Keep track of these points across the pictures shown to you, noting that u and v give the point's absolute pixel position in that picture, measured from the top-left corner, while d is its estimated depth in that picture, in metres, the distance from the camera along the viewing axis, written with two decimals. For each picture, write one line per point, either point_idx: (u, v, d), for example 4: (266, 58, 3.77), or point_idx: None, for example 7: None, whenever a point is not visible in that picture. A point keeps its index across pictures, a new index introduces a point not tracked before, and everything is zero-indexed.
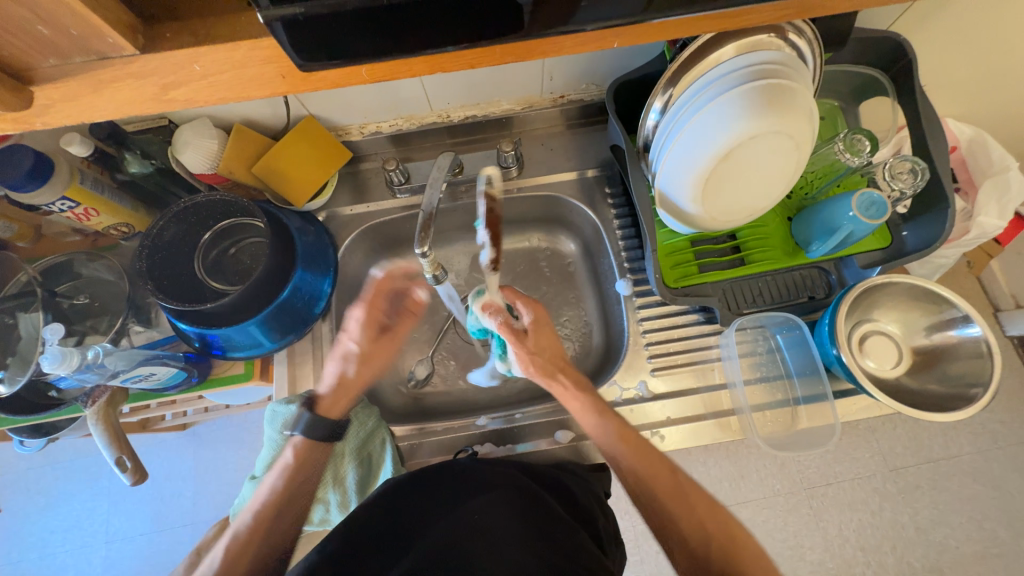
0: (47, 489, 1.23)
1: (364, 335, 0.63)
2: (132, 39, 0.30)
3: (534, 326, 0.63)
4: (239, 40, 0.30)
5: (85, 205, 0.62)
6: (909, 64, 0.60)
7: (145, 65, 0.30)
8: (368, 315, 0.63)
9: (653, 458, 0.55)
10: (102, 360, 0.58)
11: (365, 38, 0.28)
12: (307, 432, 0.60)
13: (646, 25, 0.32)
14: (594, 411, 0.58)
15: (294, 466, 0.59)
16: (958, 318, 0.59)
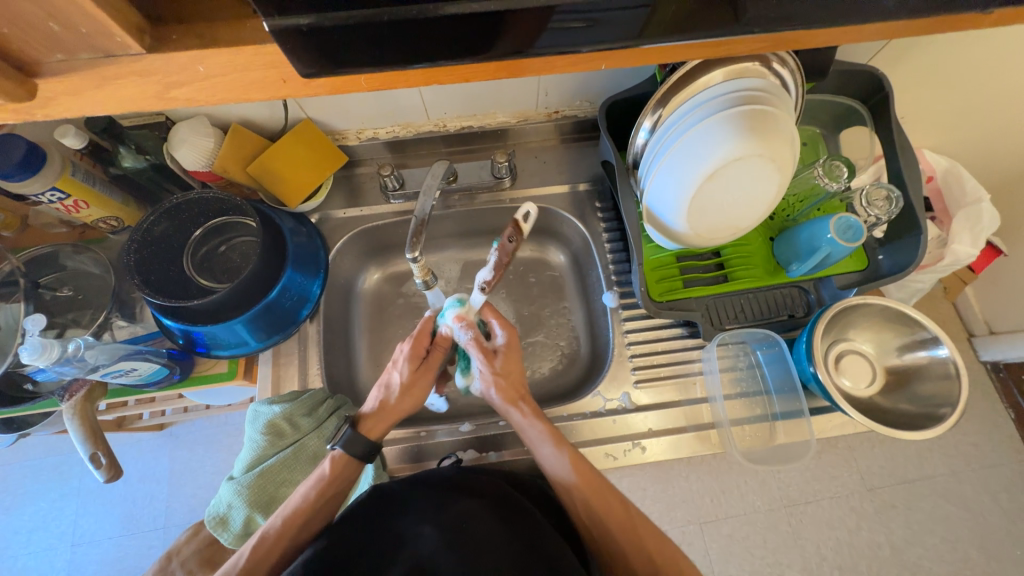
0: (14, 488, 1.19)
1: (410, 363, 0.62)
2: (139, 38, 0.30)
3: (503, 350, 0.63)
4: (243, 44, 0.31)
5: (75, 198, 0.61)
6: (885, 96, 0.63)
7: (149, 64, 0.31)
8: (414, 347, 0.62)
9: (607, 492, 0.55)
10: (83, 354, 0.57)
11: (365, 47, 0.30)
12: (346, 448, 0.57)
13: (636, 49, 0.34)
14: (553, 444, 0.57)
15: (329, 482, 0.56)
16: (928, 340, 0.62)
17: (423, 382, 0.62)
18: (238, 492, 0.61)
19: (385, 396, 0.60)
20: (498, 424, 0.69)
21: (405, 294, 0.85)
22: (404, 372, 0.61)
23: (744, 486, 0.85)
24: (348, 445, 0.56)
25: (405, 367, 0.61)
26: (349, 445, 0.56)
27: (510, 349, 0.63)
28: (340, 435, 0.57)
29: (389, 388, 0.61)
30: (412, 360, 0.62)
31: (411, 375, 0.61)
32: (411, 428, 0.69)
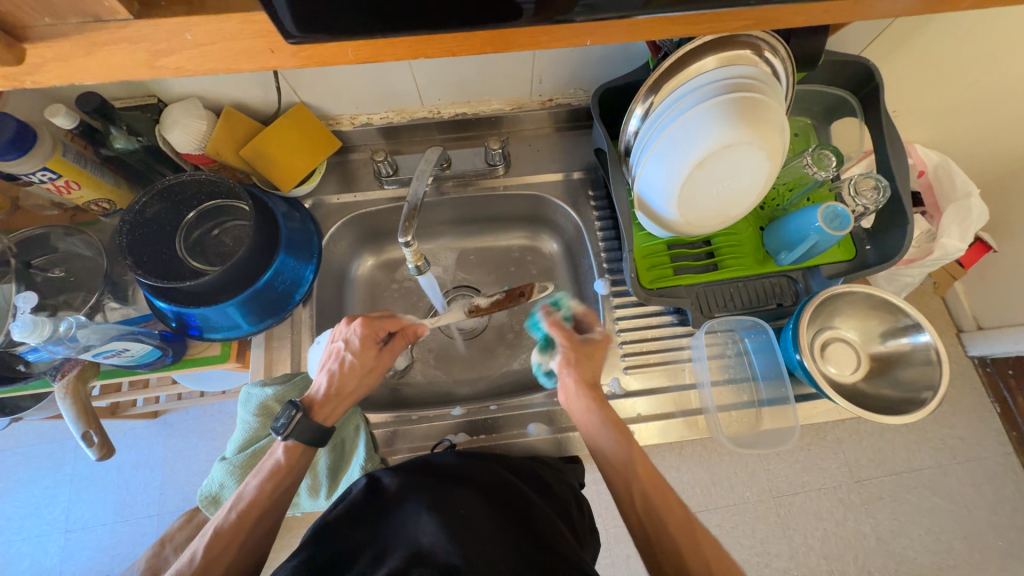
0: (7, 475, 1.20)
1: (365, 348, 0.60)
2: (127, 5, 0.30)
3: (598, 341, 0.63)
4: (230, 13, 0.31)
5: (66, 178, 0.61)
6: (875, 87, 0.63)
7: (136, 30, 0.31)
8: (369, 331, 0.60)
9: (664, 486, 0.52)
10: (74, 334, 0.57)
11: (352, 16, 0.30)
12: (299, 436, 0.56)
13: (621, 23, 0.34)
14: (616, 431, 0.56)
15: (285, 471, 0.56)
16: (911, 326, 0.63)
17: (379, 366, 0.62)
18: (230, 471, 0.62)
19: (336, 379, 0.60)
20: (490, 408, 0.70)
21: (398, 281, 0.85)
22: (358, 357, 0.60)
23: (733, 476, 0.86)
24: (302, 434, 0.56)
25: (358, 353, 0.60)
26: (302, 433, 0.56)
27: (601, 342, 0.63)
28: (291, 424, 0.56)
29: (342, 371, 0.60)
30: (365, 344, 0.60)
31: (366, 359, 0.61)
32: (402, 412, 0.69)
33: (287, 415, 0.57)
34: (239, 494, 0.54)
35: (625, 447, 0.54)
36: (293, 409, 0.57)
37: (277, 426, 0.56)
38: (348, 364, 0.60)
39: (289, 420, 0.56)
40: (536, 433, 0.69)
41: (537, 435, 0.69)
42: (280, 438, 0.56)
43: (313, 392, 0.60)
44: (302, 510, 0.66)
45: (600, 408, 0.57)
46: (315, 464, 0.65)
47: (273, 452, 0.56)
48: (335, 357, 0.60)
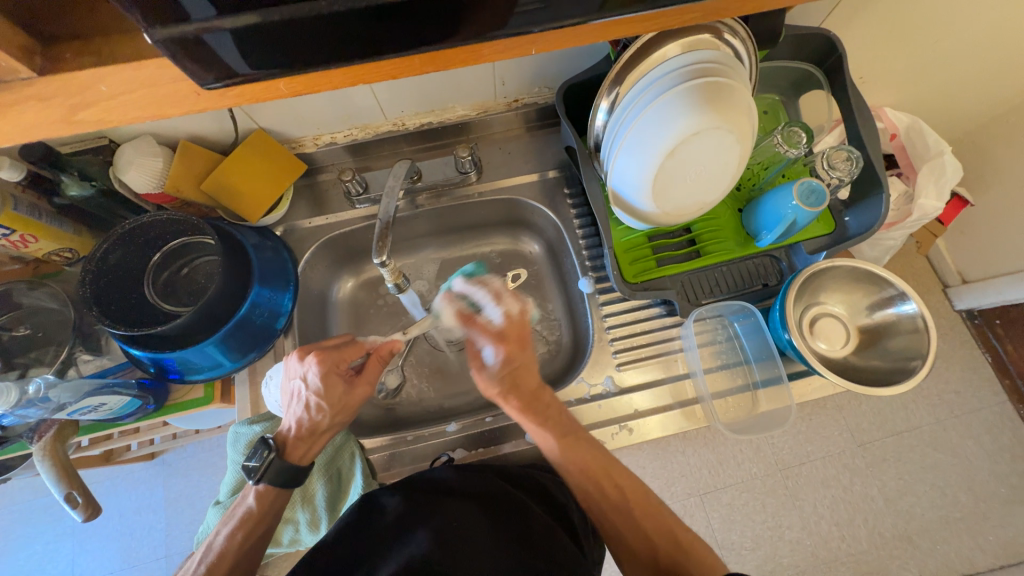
0: (5, 534, 1.16)
1: (327, 383, 0.57)
2: (29, 63, 0.29)
3: (505, 325, 0.61)
4: (145, 59, 0.30)
5: (21, 232, 0.59)
6: (839, 58, 0.63)
7: (47, 88, 0.30)
8: (329, 367, 0.57)
9: (595, 462, 0.57)
10: (45, 394, 0.56)
11: (275, 52, 0.29)
12: (270, 478, 0.55)
13: (558, 30, 0.33)
14: (535, 424, 0.59)
15: (257, 518, 0.55)
16: (895, 296, 0.63)
17: (348, 400, 0.59)
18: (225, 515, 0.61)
19: (304, 417, 0.57)
20: (486, 421, 0.68)
21: (382, 298, 0.84)
22: (320, 394, 0.57)
23: (739, 454, 0.86)
24: (274, 477, 0.55)
25: (320, 389, 0.57)
26: (274, 476, 0.55)
27: (512, 321, 0.62)
28: (265, 466, 0.55)
29: (308, 411, 0.57)
30: (325, 379, 0.57)
31: (330, 395, 0.57)
32: (398, 433, 0.68)
33: (257, 455, 0.56)
34: (210, 542, 0.54)
35: (549, 438, 0.58)
36: (265, 450, 0.56)
37: (252, 468, 0.55)
38: (310, 402, 0.57)
39: (260, 461, 0.55)
40: (532, 440, 0.67)
41: (537, 442, 0.67)
42: (253, 482, 0.55)
43: (284, 432, 0.58)
44: (306, 545, 0.64)
45: (525, 407, 0.59)
46: (312, 497, 0.64)
47: (245, 498, 0.56)
48: (296, 397, 0.57)
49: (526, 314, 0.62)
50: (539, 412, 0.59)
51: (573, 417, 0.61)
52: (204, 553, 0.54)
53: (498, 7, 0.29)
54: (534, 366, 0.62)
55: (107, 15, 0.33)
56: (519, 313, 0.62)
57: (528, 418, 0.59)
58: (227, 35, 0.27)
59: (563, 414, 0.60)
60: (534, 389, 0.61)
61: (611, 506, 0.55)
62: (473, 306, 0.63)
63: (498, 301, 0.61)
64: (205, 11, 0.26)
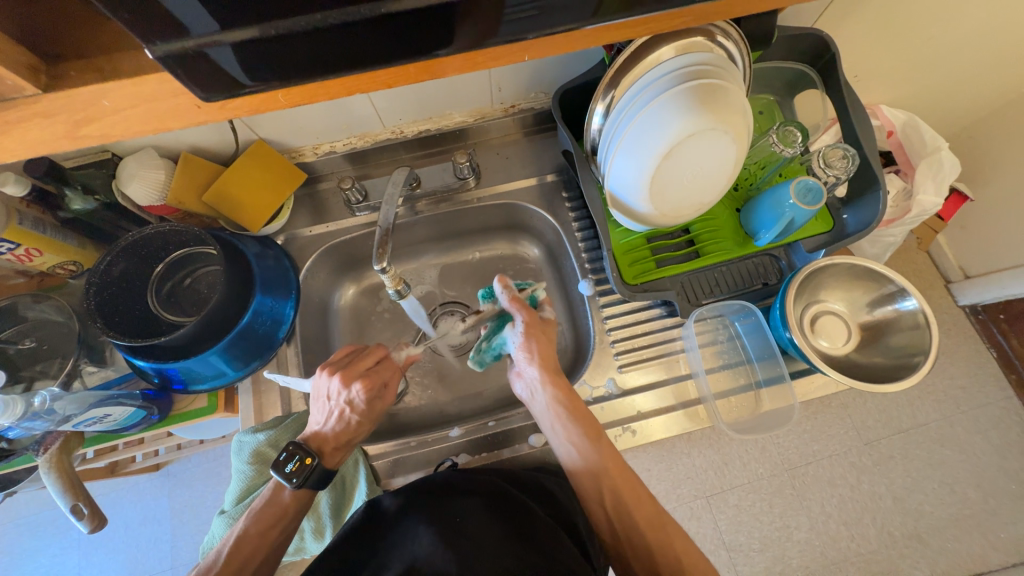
0: (11, 548, 1.16)
1: (371, 398, 0.60)
2: (34, 79, 0.30)
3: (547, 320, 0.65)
4: (147, 74, 0.30)
5: (25, 246, 0.59)
6: (833, 57, 0.63)
7: (49, 104, 0.30)
8: (373, 381, 0.60)
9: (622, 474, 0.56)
10: (50, 406, 0.56)
11: (274, 65, 0.30)
12: (308, 481, 0.56)
13: (554, 36, 0.33)
14: (575, 420, 0.59)
15: (289, 515, 0.56)
16: (896, 293, 0.63)
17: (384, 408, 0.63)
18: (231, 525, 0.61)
19: (349, 432, 0.59)
20: (489, 425, 0.69)
21: (384, 305, 0.84)
22: (368, 408, 0.60)
23: (745, 455, 0.86)
24: (316, 480, 0.56)
25: (367, 404, 0.60)
26: (315, 481, 0.56)
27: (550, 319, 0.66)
28: (307, 472, 0.55)
29: (355, 425, 0.59)
30: (372, 394, 0.60)
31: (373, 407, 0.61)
32: (402, 439, 0.68)
33: (296, 461, 0.55)
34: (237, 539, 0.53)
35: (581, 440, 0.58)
36: (305, 456, 0.55)
37: (290, 472, 0.55)
38: (358, 417, 0.59)
39: (301, 467, 0.55)
40: (537, 444, 0.67)
41: (540, 446, 0.67)
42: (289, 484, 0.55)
43: (326, 449, 0.58)
44: (313, 553, 0.65)
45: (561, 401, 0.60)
46: (317, 505, 0.64)
47: (277, 494, 0.56)
48: (345, 415, 0.58)
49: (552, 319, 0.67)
50: (576, 411, 0.59)
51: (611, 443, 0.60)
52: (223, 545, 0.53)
53: (492, 14, 0.30)
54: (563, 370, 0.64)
55: (107, 29, 0.33)
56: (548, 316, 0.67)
57: (562, 413, 0.60)
58: (224, 49, 0.28)
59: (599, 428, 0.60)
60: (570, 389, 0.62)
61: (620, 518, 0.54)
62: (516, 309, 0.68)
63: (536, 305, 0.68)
64: (208, 25, 0.27)
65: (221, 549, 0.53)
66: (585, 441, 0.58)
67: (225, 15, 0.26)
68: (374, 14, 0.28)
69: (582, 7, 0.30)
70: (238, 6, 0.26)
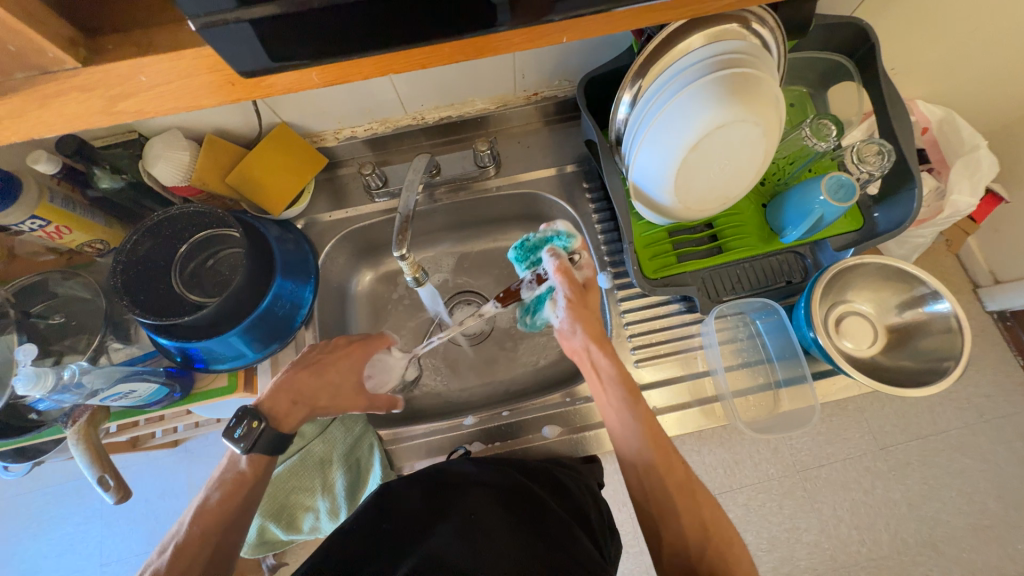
0: (38, 514, 1.21)
1: (347, 367, 0.65)
2: (73, 53, 0.30)
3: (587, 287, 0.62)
4: (183, 49, 0.30)
5: (56, 223, 0.61)
6: (873, 47, 0.60)
7: (87, 78, 0.30)
8: (355, 354, 0.66)
9: (662, 452, 0.55)
10: (79, 380, 0.58)
11: (306, 42, 0.30)
12: (260, 447, 0.56)
13: (594, 18, 0.33)
14: (623, 388, 0.57)
15: (248, 483, 0.56)
16: (928, 295, 0.61)
17: (359, 390, 0.66)
18: None
19: (305, 385, 0.62)
20: (503, 415, 0.69)
21: (400, 292, 0.84)
22: (338, 372, 0.64)
23: (756, 455, 0.85)
24: (264, 445, 0.56)
25: (340, 367, 0.64)
26: (264, 445, 0.56)
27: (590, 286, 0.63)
28: (254, 435, 0.56)
29: (320, 381, 0.62)
30: (349, 362, 0.65)
31: (345, 378, 0.65)
32: (415, 426, 0.69)
33: (245, 425, 0.56)
34: (198, 507, 0.54)
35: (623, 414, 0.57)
36: (253, 420, 0.56)
37: (240, 437, 0.56)
38: (327, 377, 0.63)
39: (248, 431, 0.56)
40: (551, 436, 0.67)
41: (554, 437, 0.67)
42: (241, 450, 0.56)
43: (276, 395, 0.59)
44: (325, 533, 0.67)
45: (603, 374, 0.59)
46: (332, 486, 0.65)
47: (235, 463, 0.57)
48: (315, 367, 0.63)
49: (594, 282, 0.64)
50: (621, 384, 0.58)
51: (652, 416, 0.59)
52: (185, 517, 0.54)
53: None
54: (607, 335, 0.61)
55: (143, 4, 0.33)
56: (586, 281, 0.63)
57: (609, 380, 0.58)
58: (251, 26, 0.28)
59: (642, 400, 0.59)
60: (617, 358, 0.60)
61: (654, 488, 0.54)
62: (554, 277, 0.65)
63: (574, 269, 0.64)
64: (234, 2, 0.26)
65: (183, 520, 0.54)
66: (632, 411, 0.56)
67: None
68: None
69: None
70: None
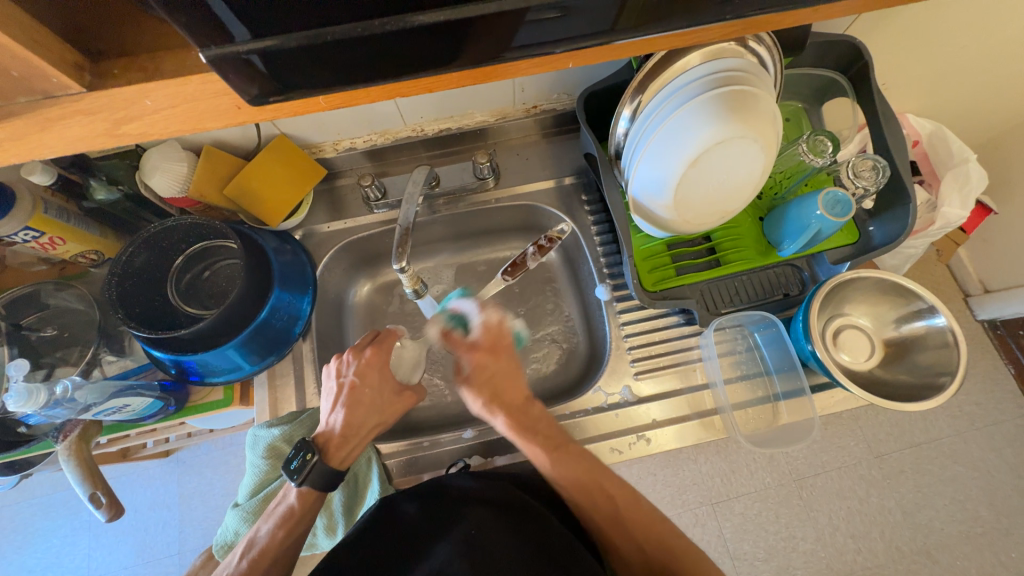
0: (23, 526, 1.18)
1: (379, 378, 0.61)
2: (79, 78, 0.31)
3: (481, 335, 0.63)
4: (189, 74, 0.31)
5: (49, 234, 0.60)
6: (866, 66, 0.61)
7: (93, 102, 0.31)
8: (381, 359, 0.62)
9: (587, 473, 0.55)
10: (72, 395, 0.57)
11: (312, 70, 0.30)
12: (313, 482, 0.55)
13: (607, 46, 0.34)
14: (525, 438, 0.56)
15: (297, 516, 0.55)
16: (925, 310, 0.61)
17: (398, 394, 0.62)
18: (244, 518, 0.62)
19: (345, 403, 0.59)
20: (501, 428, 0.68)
21: (397, 303, 0.83)
22: (371, 386, 0.60)
23: (752, 463, 0.85)
24: (317, 479, 0.55)
25: (370, 382, 0.60)
26: (316, 479, 0.55)
27: (487, 330, 0.63)
28: (307, 469, 0.55)
29: (359, 406, 0.59)
30: (376, 371, 0.61)
31: (380, 388, 0.61)
32: (413, 439, 0.69)
33: (300, 457, 0.55)
34: (251, 539, 0.55)
35: (538, 451, 0.56)
36: (307, 453, 0.55)
37: (294, 470, 0.55)
38: (363, 397, 0.59)
39: (303, 464, 0.55)
40: None
41: None
42: (294, 483, 0.55)
43: (330, 431, 0.58)
44: (322, 549, 0.65)
45: (513, 420, 0.58)
46: (329, 502, 0.64)
47: (286, 495, 0.56)
48: (346, 392, 0.59)
49: (504, 324, 0.64)
50: (528, 422, 0.58)
51: (563, 429, 0.59)
52: (241, 551, 0.54)
53: (518, 24, 0.30)
54: (515, 378, 0.61)
55: (149, 28, 0.34)
56: (496, 323, 0.64)
57: (517, 435, 0.57)
58: (259, 57, 0.28)
59: (554, 426, 0.59)
60: (519, 403, 0.59)
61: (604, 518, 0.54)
62: (457, 323, 0.66)
63: (480, 310, 0.65)
64: (242, 34, 0.27)
65: (239, 554, 0.54)
66: (532, 445, 0.56)
67: (260, 24, 0.27)
68: (405, 25, 0.28)
69: (605, 16, 0.31)
70: (281, 17, 0.27)
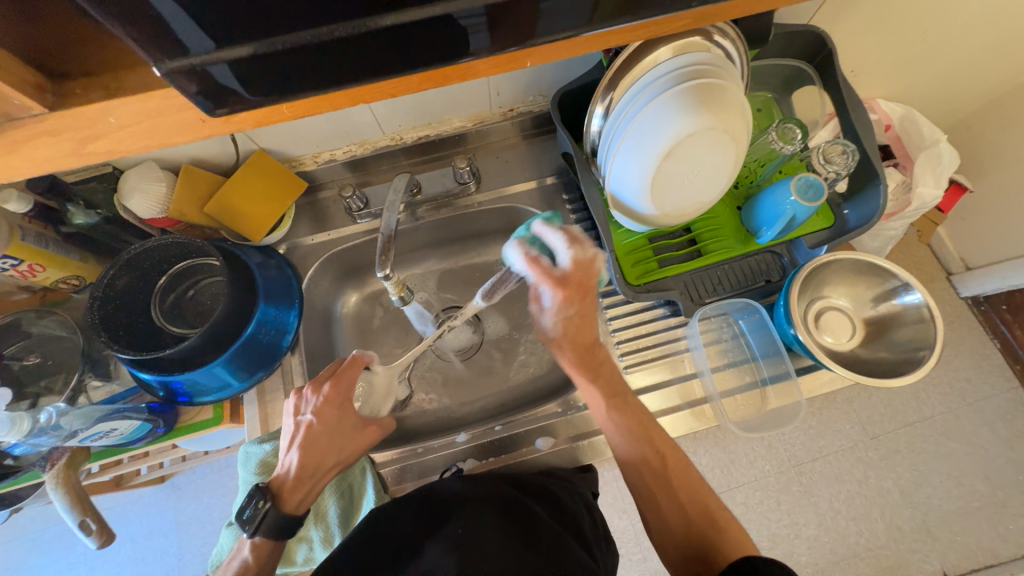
0: (17, 564, 1.16)
1: (337, 415, 0.58)
2: (40, 99, 0.31)
3: (572, 269, 0.53)
4: (153, 91, 0.31)
5: (29, 261, 0.60)
6: (829, 53, 0.63)
7: (58, 122, 0.31)
8: (339, 397, 0.58)
9: (640, 429, 0.56)
10: (57, 421, 0.56)
11: (276, 78, 0.31)
12: (265, 531, 0.54)
13: (566, 41, 0.35)
14: (585, 379, 0.58)
15: (252, 571, 0.54)
16: (899, 287, 0.63)
17: (360, 430, 0.60)
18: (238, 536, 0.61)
19: (304, 438, 0.57)
20: (495, 429, 0.69)
21: (387, 312, 0.84)
22: (327, 426, 0.57)
23: (751, 453, 0.86)
24: (269, 528, 0.54)
25: (327, 420, 0.57)
26: (268, 528, 0.54)
27: (581, 267, 0.53)
28: (259, 517, 0.54)
29: (315, 446, 0.57)
30: (334, 409, 0.58)
31: (339, 426, 0.58)
32: (408, 446, 0.69)
33: (251, 506, 0.54)
34: None
35: (597, 396, 0.57)
36: (260, 500, 0.55)
37: (247, 519, 0.54)
38: (319, 437, 0.57)
39: (254, 512, 0.54)
40: (545, 447, 0.67)
41: (547, 449, 0.67)
42: (248, 534, 0.54)
43: (283, 475, 0.56)
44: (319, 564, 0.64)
45: (578, 360, 0.57)
46: (324, 513, 0.63)
47: (240, 550, 0.55)
48: (301, 432, 0.57)
49: (596, 261, 0.54)
50: (592, 364, 0.57)
51: (622, 378, 0.59)
52: None
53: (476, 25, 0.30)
54: (592, 319, 0.56)
55: (115, 49, 0.34)
56: (588, 259, 0.54)
57: (579, 373, 0.58)
58: (226, 67, 0.29)
59: (615, 372, 0.59)
60: (589, 342, 0.57)
61: (654, 479, 0.54)
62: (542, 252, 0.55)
63: (570, 246, 0.53)
64: (204, 44, 0.28)
65: None
66: (595, 390, 0.57)
67: (224, 34, 0.28)
68: (366, 30, 0.29)
69: (577, 10, 0.32)
70: (241, 28, 0.28)
